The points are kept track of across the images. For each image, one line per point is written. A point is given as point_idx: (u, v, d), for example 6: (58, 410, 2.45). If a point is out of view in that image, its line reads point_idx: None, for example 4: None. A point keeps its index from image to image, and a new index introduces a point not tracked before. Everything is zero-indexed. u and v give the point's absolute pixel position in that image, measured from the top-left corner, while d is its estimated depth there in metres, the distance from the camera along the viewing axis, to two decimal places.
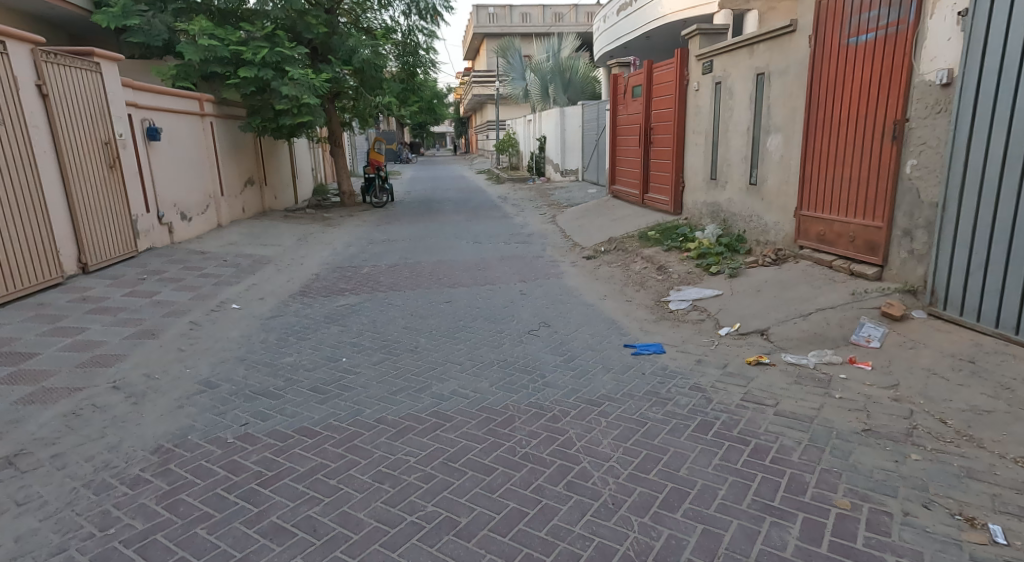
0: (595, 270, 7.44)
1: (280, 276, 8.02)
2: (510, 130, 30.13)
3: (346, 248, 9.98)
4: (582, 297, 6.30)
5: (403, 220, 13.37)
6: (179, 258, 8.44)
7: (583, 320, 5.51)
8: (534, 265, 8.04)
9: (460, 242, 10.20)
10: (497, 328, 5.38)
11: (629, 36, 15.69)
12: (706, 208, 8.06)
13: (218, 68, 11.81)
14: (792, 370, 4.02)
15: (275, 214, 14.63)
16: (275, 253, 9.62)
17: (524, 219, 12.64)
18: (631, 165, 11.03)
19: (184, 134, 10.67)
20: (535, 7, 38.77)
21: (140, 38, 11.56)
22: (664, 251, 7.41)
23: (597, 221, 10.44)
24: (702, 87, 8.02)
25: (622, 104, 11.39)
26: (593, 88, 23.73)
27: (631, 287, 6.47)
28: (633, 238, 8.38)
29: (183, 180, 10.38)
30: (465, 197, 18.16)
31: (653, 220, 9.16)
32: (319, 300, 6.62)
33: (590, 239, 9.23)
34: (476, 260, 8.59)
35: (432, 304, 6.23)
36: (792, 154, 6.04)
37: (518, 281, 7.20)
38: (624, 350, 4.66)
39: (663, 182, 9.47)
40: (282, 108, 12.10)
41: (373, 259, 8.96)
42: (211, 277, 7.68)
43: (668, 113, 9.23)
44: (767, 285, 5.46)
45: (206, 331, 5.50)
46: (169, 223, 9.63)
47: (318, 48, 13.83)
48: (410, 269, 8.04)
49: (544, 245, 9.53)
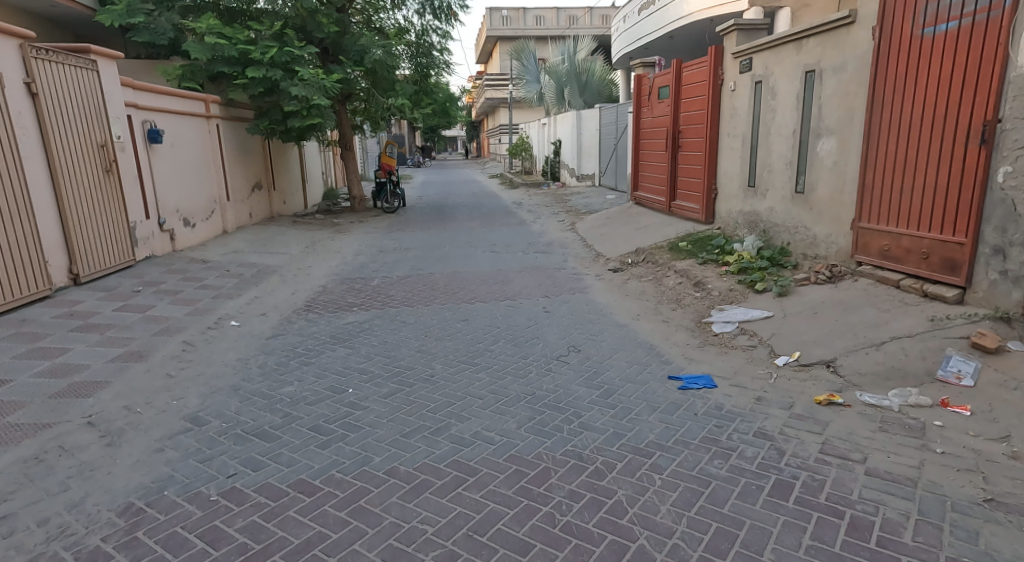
0: (624, 284, 6.86)
1: (285, 288, 7.50)
2: (524, 134, 29.64)
3: (356, 257, 9.46)
4: (613, 316, 5.73)
5: (415, 227, 12.87)
6: (179, 268, 7.96)
7: (617, 344, 4.93)
8: (557, 278, 7.47)
9: (475, 251, 9.65)
10: (521, 353, 4.82)
11: (651, 36, 15.12)
12: (743, 218, 7.47)
13: (225, 68, 11.38)
14: (874, 414, 3.43)
15: (284, 219, 14.17)
16: (282, 262, 9.12)
17: (542, 227, 12.07)
18: (655, 171, 10.47)
19: (188, 136, 10.24)
20: (549, 10, 38.27)
21: (146, 37, 11.15)
22: (698, 265, 6.82)
23: (620, 230, 9.86)
24: (740, 87, 7.44)
25: (646, 106, 10.83)
26: (610, 91, 23.18)
27: (666, 306, 5.88)
28: (662, 249, 7.79)
29: (186, 185, 9.94)
30: (478, 203, 17.66)
31: (682, 229, 8.58)
32: (325, 317, 6.09)
33: (616, 249, 8.65)
34: (494, 271, 8.03)
35: (449, 323, 5.68)
36: (848, 159, 5.46)
37: (541, 296, 6.63)
38: (670, 382, 4.08)
39: (692, 190, 8.90)
40: (291, 110, 11.64)
41: (384, 270, 8.43)
42: (211, 289, 7.18)
43: (698, 116, 8.65)
44: (825, 306, 4.86)
45: (200, 353, 4.98)
46: (171, 229, 9.18)
47: (329, 48, 13.39)
48: (424, 282, 7.50)
49: (565, 255, 8.96)
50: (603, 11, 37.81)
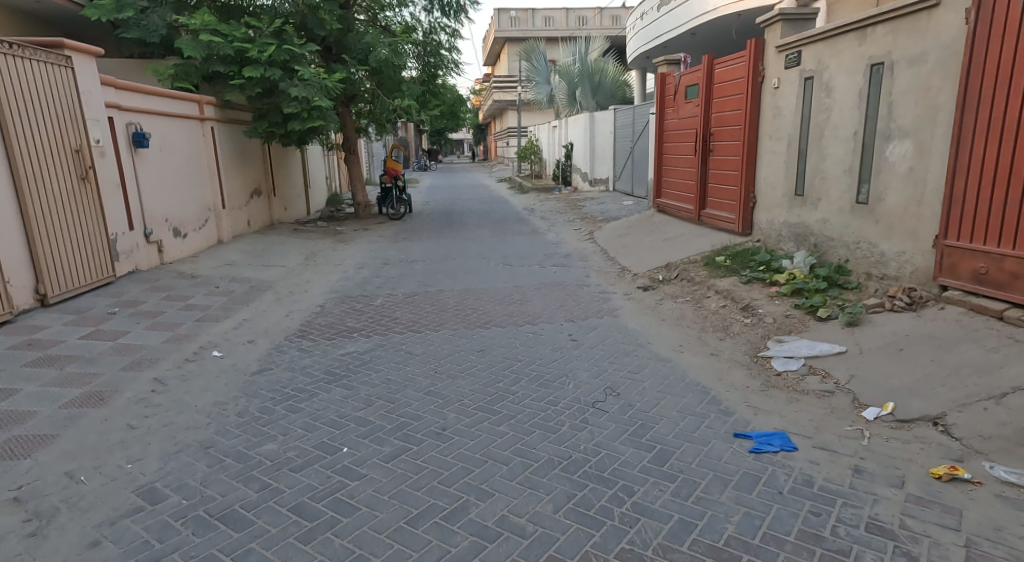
0: (657, 306, 6.08)
1: (279, 308, 6.77)
2: (533, 137, 28.88)
3: (358, 271, 8.73)
4: (652, 347, 4.95)
5: (423, 236, 12.17)
6: (164, 286, 7.24)
7: (664, 385, 4.15)
8: (580, 297, 6.70)
9: (488, 264, 8.89)
10: (549, 397, 4.05)
11: (671, 34, 14.36)
12: (788, 230, 6.70)
13: (220, 67, 10.71)
14: (1019, 498, 2.65)
15: (285, 227, 13.48)
16: (277, 276, 8.40)
17: (557, 236, 11.31)
18: (681, 176, 9.73)
19: (180, 140, 9.58)
20: (558, 10, 37.58)
21: (136, 33, 10.47)
22: (743, 284, 6.04)
23: (644, 241, 9.09)
24: (785, 83, 6.68)
25: (670, 106, 10.09)
26: (623, 92, 22.43)
27: (713, 334, 5.09)
28: (697, 265, 7.02)
29: (176, 191, 9.28)
30: (488, 209, 16.93)
31: (715, 241, 7.82)
32: (320, 346, 5.33)
33: (643, 263, 7.88)
34: (509, 288, 7.29)
35: (462, 355, 4.93)
36: (927, 165, 4.70)
37: (565, 320, 5.87)
38: (739, 443, 3.30)
39: (725, 197, 8.15)
40: (291, 111, 10.95)
41: (388, 286, 7.69)
42: (197, 310, 6.45)
43: (732, 117, 7.89)
44: (911, 341, 4.07)
45: (171, 395, 4.24)
46: (159, 240, 8.51)
47: (332, 46, 12.74)
48: (433, 302, 6.75)
49: (586, 269, 8.19)
50: (612, 11, 37.17)
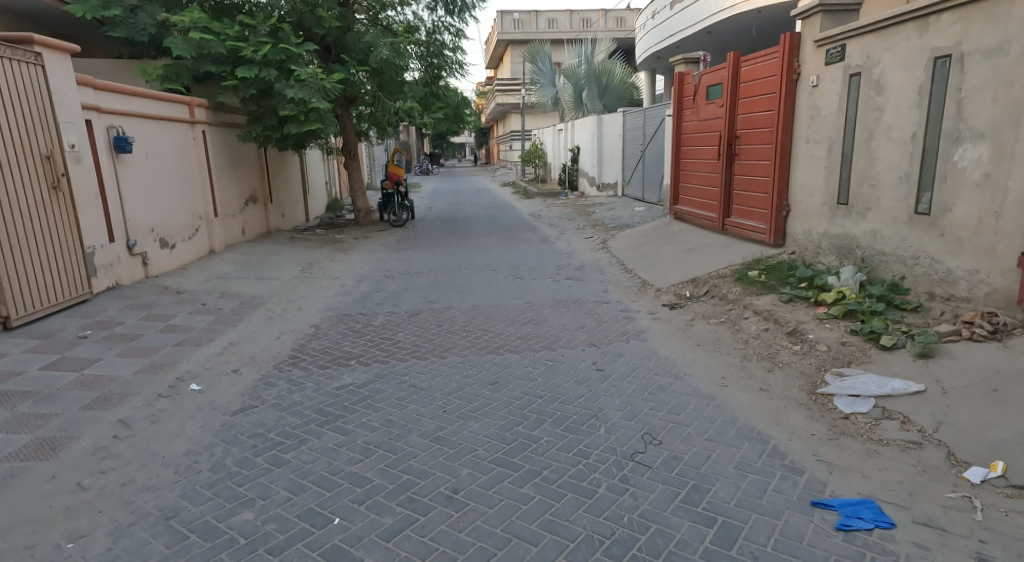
0: (688, 328, 5.47)
1: (270, 328, 6.17)
2: (537, 140, 28.36)
3: (357, 285, 8.15)
4: (690, 378, 4.33)
5: (426, 244, 11.60)
6: (145, 304, 6.66)
7: (713, 430, 3.55)
8: (600, 316, 6.08)
9: (496, 277, 8.30)
10: (579, 447, 3.45)
11: (683, 33, 13.79)
12: (829, 242, 6.10)
13: (212, 67, 10.18)
14: None
15: (282, 235, 12.91)
16: (271, 291, 7.81)
17: (568, 244, 10.72)
18: (702, 182, 9.15)
19: (167, 145, 9.01)
20: (562, 13, 36.99)
21: (123, 32, 9.91)
22: (784, 303, 5.42)
23: (664, 252, 8.49)
24: (825, 81, 6.08)
25: (690, 108, 9.51)
26: (631, 94, 21.86)
27: (758, 364, 4.47)
28: (728, 280, 6.41)
29: (163, 199, 8.73)
30: (493, 215, 16.36)
31: (743, 253, 7.22)
32: (312, 378, 4.73)
33: (666, 278, 7.27)
34: (522, 305, 6.69)
35: (473, 389, 4.33)
36: (1009, 172, 4.12)
37: (587, 344, 5.25)
38: (820, 515, 2.69)
39: (753, 205, 7.55)
40: (287, 113, 10.38)
41: (390, 303, 7.10)
42: (179, 332, 5.85)
43: (761, 118, 7.29)
44: (1004, 379, 3.47)
45: (136, 442, 3.63)
46: (144, 252, 7.96)
47: (331, 46, 12.20)
48: (438, 322, 6.16)
49: (603, 283, 7.59)
50: (617, 13, 36.58)
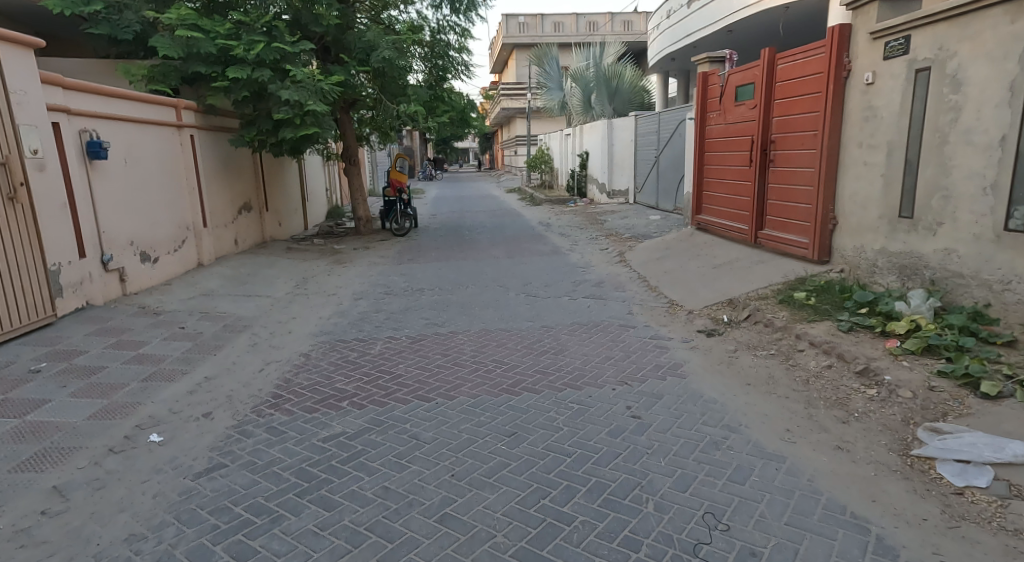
0: (733, 362, 4.74)
1: (253, 358, 5.47)
2: (544, 144, 27.68)
3: (355, 303, 7.45)
4: (748, 431, 3.59)
5: (430, 256, 10.89)
6: (116, 329, 5.97)
7: (791, 512, 2.81)
8: (629, 345, 5.34)
9: (507, 295, 7.58)
10: (624, 535, 2.73)
11: (702, 32, 13.05)
12: (888, 261, 5.37)
13: (201, 67, 9.52)
14: None
15: (278, 245, 12.23)
16: (259, 311, 7.11)
17: (582, 257, 9.99)
18: (728, 191, 8.48)
19: (150, 151, 8.35)
20: (568, 16, 36.48)
21: (105, 29, 9.25)
22: (845, 333, 4.68)
23: (690, 267, 7.75)
24: (882, 77, 5.36)
25: (717, 110, 8.81)
26: (642, 97, 21.11)
27: (828, 413, 3.73)
28: (770, 302, 5.68)
29: (145, 209, 8.10)
30: (500, 223, 15.66)
31: (783, 269, 6.50)
32: (295, 426, 4.00)
33: (697, 298, 6.54)
34: (538, 330, 5.97)
35: (486, 444, 3.61)
36: None
37: (617, 382, 4.52)
38: None
39: (792, 217, 6.85)
40: (282, 116, 9.70)
41: (389, 327, 6.38)
42: (149, 364, 5.15)
43: (802, 120, 6.58)
44: None
45: (68, 522, 2.93)
46: (120, 267, 7.36)
47: (330, 46, 11.56)
48: (444, 351, 5.43)
49: (626, 304, 6.87)
50: (625, 16, 35.94)
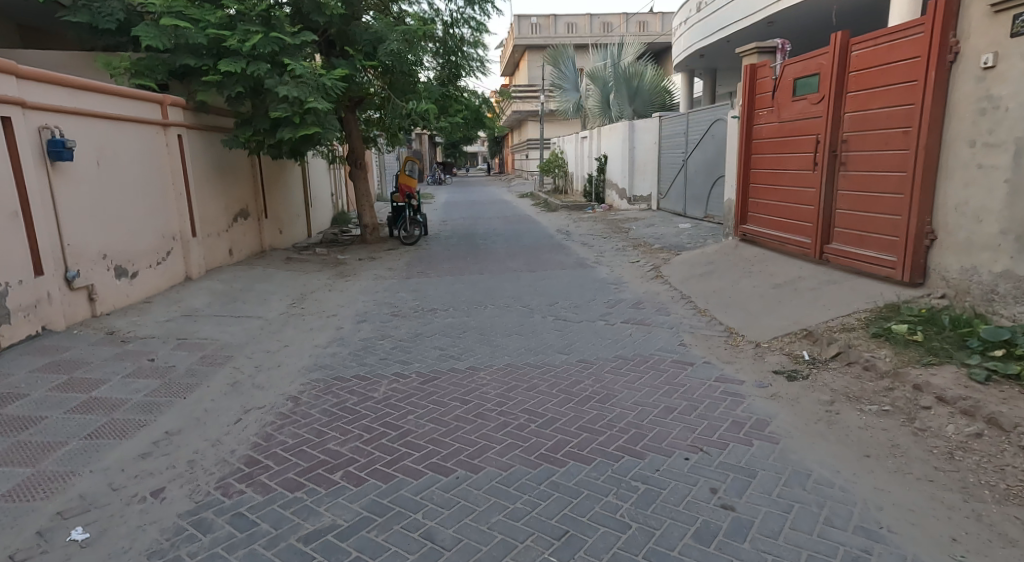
0: (835, 419, 3.70)
1: (230, 404, 4.49)
2: (558, 148, 26.72)
3: (358, 328, 6.48)
4: (895, 542, 2.57)
5: (442, 268, 9.93)
6: (72, 363, 5.02)
7: None
8: (691, 394, 4.30)
9: (532, 319, 6.58)
10: None
11: (737, 26, 12.03)
12: (1016, 288, 4.34)
13: (190, 60, 8.61)
14: None
15: (277, 255, 11.28)
16: (246, 337, 6.15)
17: (612, 271, 8.98)
18: (782, 198, 7.47)
19: (130, 152, 7.46)
20: (582, 17, 35.71)
21: (84, 17, 8.37)
22: (981, 383, 3.65)
23: (744, 287, 6.71)
24: (1008, 59, 4.37)
25: (769, 106, 7.80)
26: (664, 98, 20.06)
27: (1001, 511, 2.71)
28: (861, 337, 4.64)
29: (122, 217, 7.20)
30: (516, 231, 14.68)
31: (865, 292, 5.45)
32: (271, 515, 3.02)
33: (761, 327, 5.50)
34: (575, 369, 4.96)
35: (527, 556, 2.63)
36: None
37: (690, 450, 3.49)
38: None
39: (871, 230, 5.83)
40: (279, 115, 8.76)
41: (397, 360, 5.39)
42: (100, 412, 4.19)
43: (886, 114, 5.55)
44: None
45: None
46: (89, 284, 6.49)
47: (335, 38, 10.65)
48: (464, 397, 4.44)
49: (675, 332, 5.85)
50: (640, 18, 34.94)
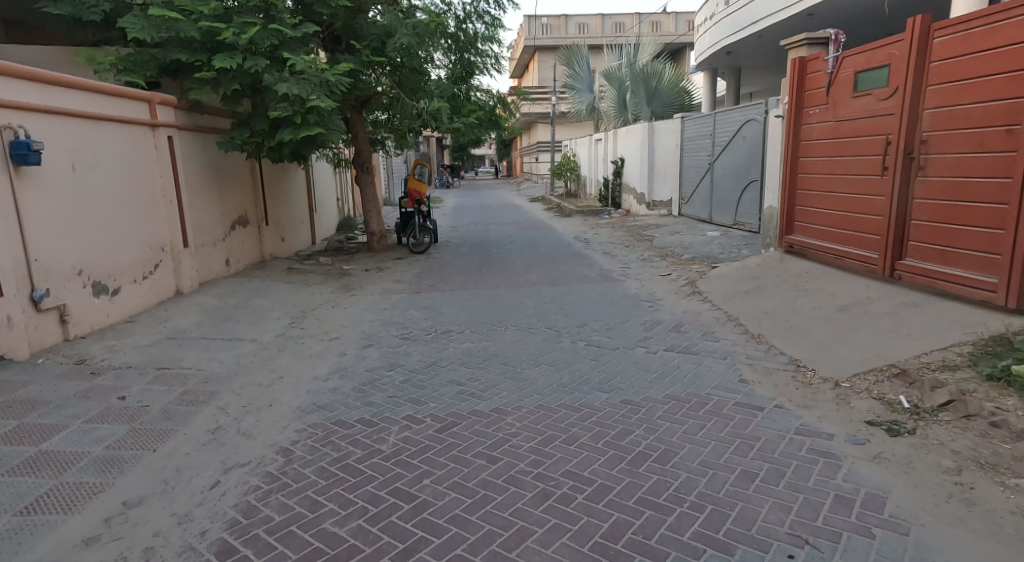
0: (971, 498, 2.89)
1: (209, 459, 3.72)
2: (571, 151, 25.92)
3: (363, 354, 5.70)
4: None
5: (456, 281, 9.14)
6: (25, 404, 4.28)
7: None
8: (771, 453, 3.49)
9: (561, 345, 5.77)
10: None
11: (772, 19, 11.17)
12: None
13: (182, 55, 7.88)
14: None
15: (278, 265, 10.54)
16: (236, 366, 5.38)
17: (641, 286, 8.17)
18: (840, 207, 6.65)
19: (114, 154, 6.74)
20: (593, 17, 35.00)
21: (66, 9, 7.65)
22: None
23: (803, 309, 5.90)
24: None
25: (822, 102, 7.00)
26: (682, 99, 19.09)
27: None
28: (972, 380, 3.83)
29: (103, 227, 6.47)
30: (530, 238, 13.88)
31: (959, 320, 4.64)
32: None
33: (836, 361, 4.69)
34: (621, 414, 4.15)
35: None
36: None
37: (792, 542, 2.70)
38: None
39: (960, 244, 5.03)
40: (278, 115, 8.00)
41: (409, 398, 4.60)
42: (47, 474, 3.44)
43: (983, 111, 4.81)
44: None
45: None
46: (60, 303, 5.75)
47: (340, 32, 9.90)
48: (491, 454, 3.66)
49: (730, 363, 5.03)
50: (653, 18, 34.08)
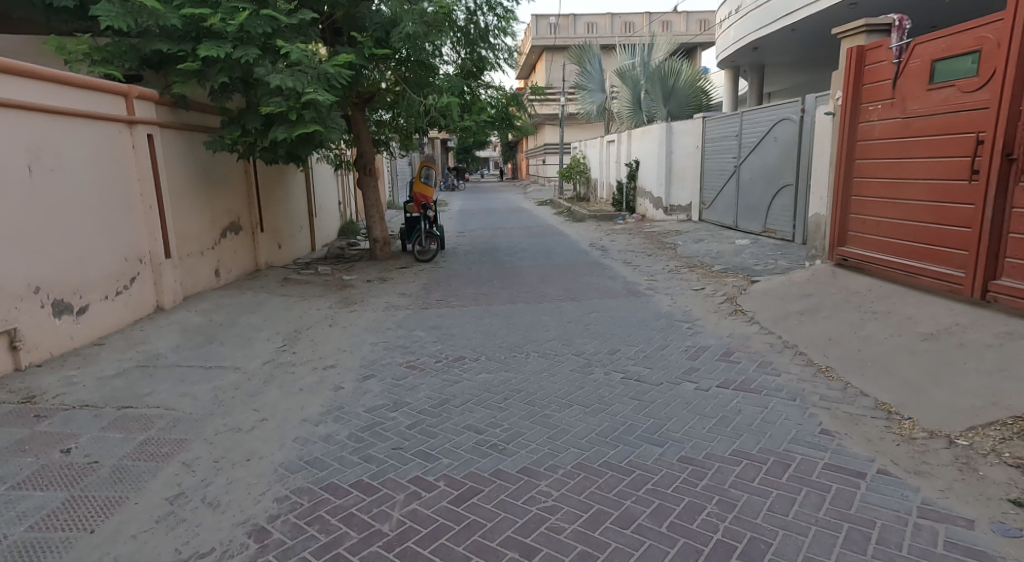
0: None
1: (159, 547, 2.88)
2: (580, 153, 25.07)
3: (362, 388, 4.85)
4: None
5: (465, 295, 8.30)
6: None
7: None
8: (897, 551, 2.63)
9: (594, 378, 4.92)
10: None
11: (810, 9, 10.29)
12: None
13: (164, 45, 7.08)
14: None
15: (273, 274, 9.73)
16: (211, 405, 4.55)
17: (673, 302, 7.31)
18: (911, 217, 5.76)
19: (83, 155, 5.93)
20: (601, 16, 34.21)
21: None
22: None
23: (878, 335, 5.04)
24: None
25: (884, 96, 6.13)
26: (700, 99, 18.19)
27: None
28: None
29: (66, 238, 5.65)
30: (543, 245, 13.05)
31: None
32: None
33: (939, 408, 3.84)
34: (684, 481, 3.29)
35: None
36: None
37: None
38: None
39: None
40: (271, 110, 7.19)
41: (417, 451, 3.75)
42: None
43: None
44: None
45: None
46: (9, 327, 4.94)
47: (341, 23, 9.08)
48: (527, 543, 2.83)
49: (803, 407, 4.17)
50: (663, 17, 33.26)
